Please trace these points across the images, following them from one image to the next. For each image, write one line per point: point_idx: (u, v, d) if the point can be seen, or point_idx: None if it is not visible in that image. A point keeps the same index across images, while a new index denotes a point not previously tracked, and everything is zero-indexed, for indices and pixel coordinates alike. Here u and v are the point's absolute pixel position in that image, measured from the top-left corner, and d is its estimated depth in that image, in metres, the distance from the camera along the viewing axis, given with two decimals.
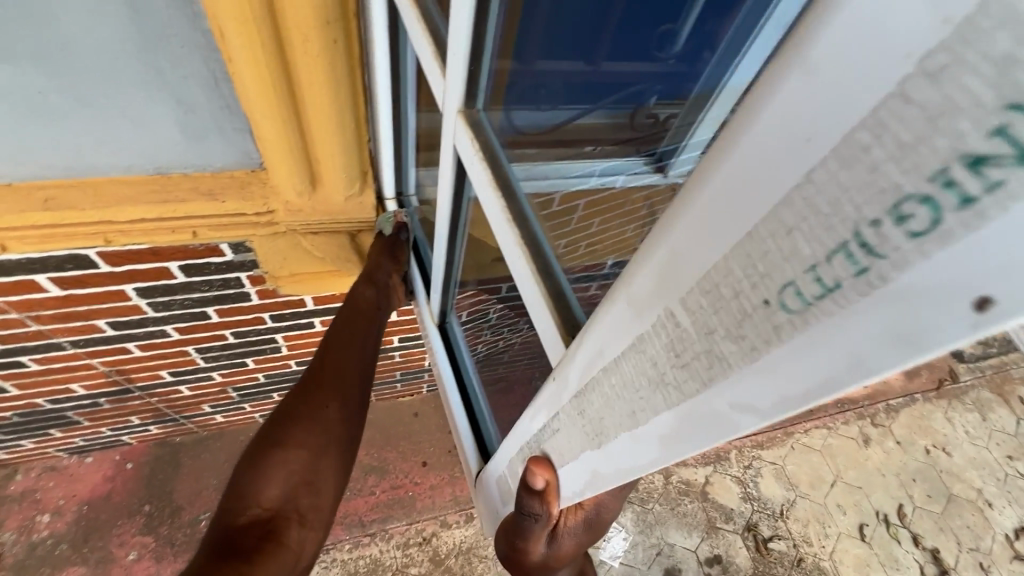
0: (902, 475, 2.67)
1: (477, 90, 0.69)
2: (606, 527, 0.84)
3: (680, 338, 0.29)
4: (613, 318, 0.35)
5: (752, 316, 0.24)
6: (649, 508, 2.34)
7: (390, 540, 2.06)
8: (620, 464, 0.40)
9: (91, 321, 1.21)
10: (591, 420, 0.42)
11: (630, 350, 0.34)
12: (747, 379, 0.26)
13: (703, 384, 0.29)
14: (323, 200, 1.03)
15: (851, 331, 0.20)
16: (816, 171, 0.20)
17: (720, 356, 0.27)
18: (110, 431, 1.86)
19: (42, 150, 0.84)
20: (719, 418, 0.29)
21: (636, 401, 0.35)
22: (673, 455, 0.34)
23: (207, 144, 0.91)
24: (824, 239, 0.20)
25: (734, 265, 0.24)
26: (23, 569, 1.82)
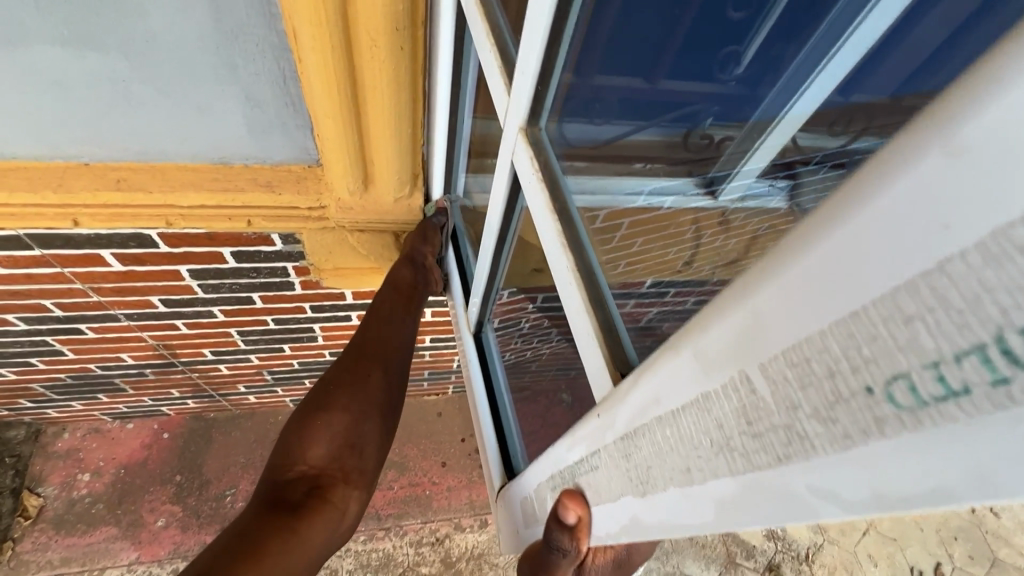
0: (942, 531, 2.52)
1: (542, 109, 0.70)
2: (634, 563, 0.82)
3: (753, 406, 0.27)
4: (674, 369, 0.33)
5: (850, 401, 0.22)
6: (667, 535, 2.28)
7: (404, 537, 2.07)
8: (667, 516, 0.38)
9: (145, 296, 1.27)
10: (637, 465, 0.40)
11: (690, 405, 0.32)
12: (834, 466, 0.23)
13: (778, 459, 0.26)
14: (373, 199, 1.07)
15: (978, 443, 0.17)
16: (951, 262, 0.17)
17: (802, 434, 0.24)
18: (152, 400, 1.94)
19: (120, 134, 0.88)
20: (796, 498, 0.26)
21: (693, 458, 0.33)
22: (733, 522, 0.32)
23: (269, 139, 0.94)
24: (953, 337, 0.17)
25: (830, 344, 0.22)
26: (61, 523, 1.92)
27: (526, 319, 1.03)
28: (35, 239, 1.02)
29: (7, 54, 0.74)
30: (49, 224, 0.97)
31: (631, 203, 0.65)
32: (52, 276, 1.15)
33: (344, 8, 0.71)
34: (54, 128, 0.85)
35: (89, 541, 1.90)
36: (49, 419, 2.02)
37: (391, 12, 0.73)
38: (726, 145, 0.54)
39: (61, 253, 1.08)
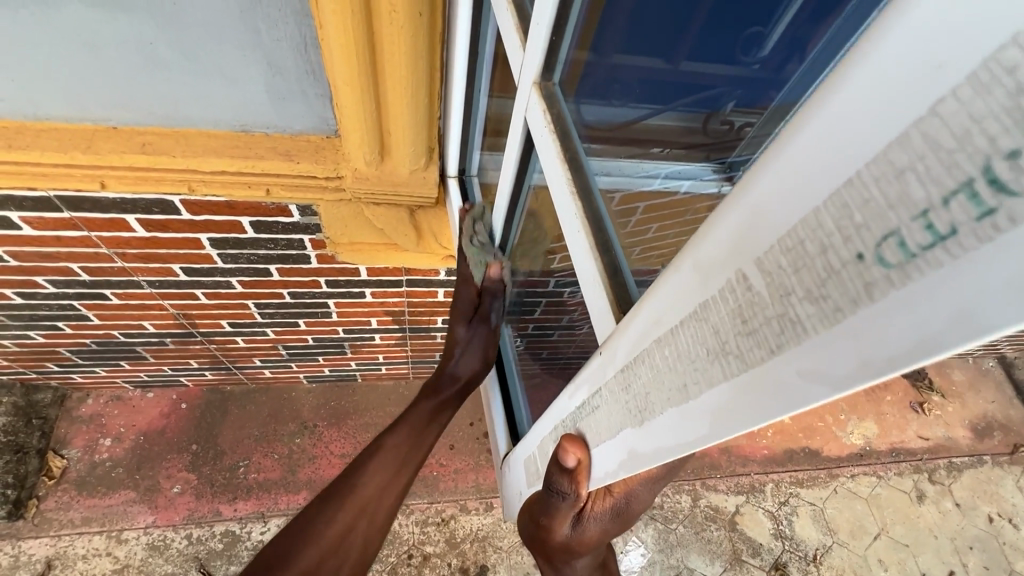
0: (957, 540, 2.46)
1: (556, 64, 0.70)
2: (634, 519, 0.82)
3: (750, 302, 0.28)
4: (675, 286, 0.34)
5: (841, 273, 0.22)
6: (672, 528, 2.27)
7: (410, 515, 2.10)
8: (661, 442, 0.39)
9: (167, 264, 1.31)
10: (636, 395, 0.41)
11: (689, 318, 0.33)
12: (823, 344, 0.24)
13: (770, 351, 0.27)
14: (389, 171, 1.06)
15: (959, 284, 0.18)
16: (942, 103, 0.17)
17: (793, 319, 0.25)
18: (171, 370, 2.00)
19: (146, 98, 0.91)
20: (785, 389, 0.26)
21: (689, 373, 0.34)
22: (723, 432, 0.32)
23: (290, 107, 0.96)
24: (943, 180, 0.18)
25: (825, 218, 0.22)
26: (82, 484, 2.00)
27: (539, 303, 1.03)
28: (64, 201, 1.06)
29: (42, 13, 0.76)
30: (78, 186, 1.01)
31: (646, 187, 0.63)
32: (80, 240, 1.19)
33: None
34: (84, 89, 0.88)
35: (109, 503, 1.97)
36: (74, 384, 2.09)
37: None
38: (744, 133, 0.52)
39: (88, 216, 1.11)
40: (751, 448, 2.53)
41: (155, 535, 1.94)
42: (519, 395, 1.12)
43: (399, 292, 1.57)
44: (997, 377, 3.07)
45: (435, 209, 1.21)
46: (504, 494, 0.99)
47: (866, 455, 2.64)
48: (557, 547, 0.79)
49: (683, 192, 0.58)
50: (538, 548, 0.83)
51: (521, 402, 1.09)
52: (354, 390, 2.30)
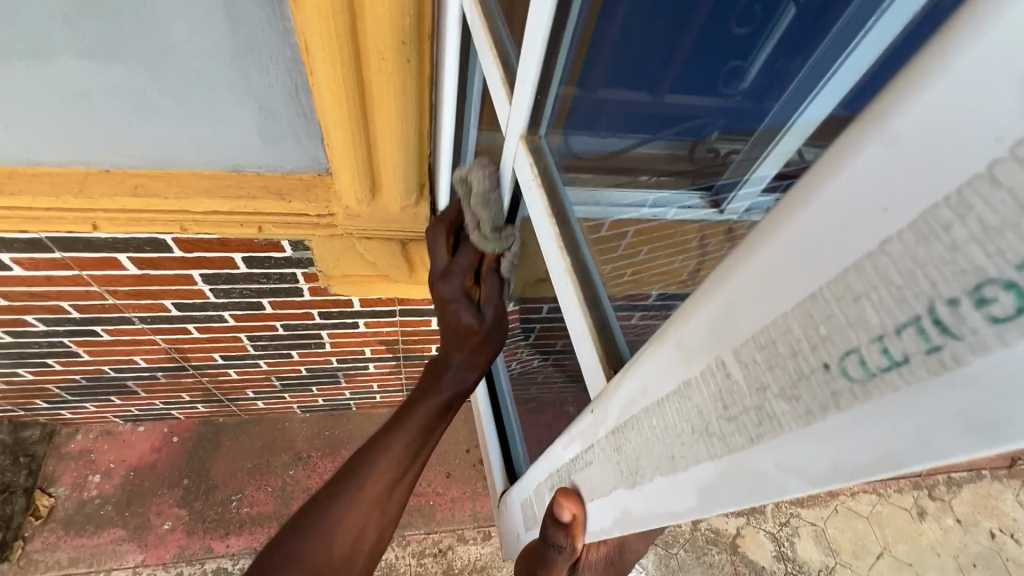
0: (960, 557, 2.44)
1: (541, 117, 0.72)
2: (626, 567, 0.81)
3: (729, 390, 0.28)
4: (659, 360, 0.35)
5: (810, 377, 0.23)
6: (673, 553, 2.25)
7: (407, 547, 2.07)
8: (654, 506, 0.39)
9: (159, 300, 1.31)
10: (627, 456, 0.41)
11: (673, 393, 0.34)
12: (799, 441, 0.24)
13: (750, 439, 0.27)
14: (381, 208, 1.07)
15: (917, 408, 0.19)
16: (890, 243, 0.19)
17: (770, 413, 0.26)
18: (163, 403, 1.97)
19: (139, 142, 0.92)
20: (766, 477, 0.27)
21: (677, 445, 0.34)
22: (711, 506, 0.32)
23: (282, 148, 0.97)
24: (894, 311, 0.19)
25: (791, 324, 0.23)
26: (70, 523, 1.95)
27: (531, 332, 1.03)
28: (55, 242, 1.06)
29: (36, 65, 0.78)
30: (69, 228, 1.01)
31: (634, 212, 0.65)
32: (71, 279, 1.19)
33: (354, 23, 0.74)
34: (77, 135, 0.89)
35: (98, 542, 1.92)
36: (63, 420, 2.05)
37: (400, 25, 0.75)
38: (732, 158, 0.52)
39: (79, 256, 1.11)
40: None
41: None
42: (513, 431, 1.12)
43: (393, 321, 1.57)
44: None
45: None
46: (501, 535, 0.98)
47: None
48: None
49: (671, 217, 0.59)
50: None
51: (516, 439, 1.09)
52: (349, 419, 2.28)
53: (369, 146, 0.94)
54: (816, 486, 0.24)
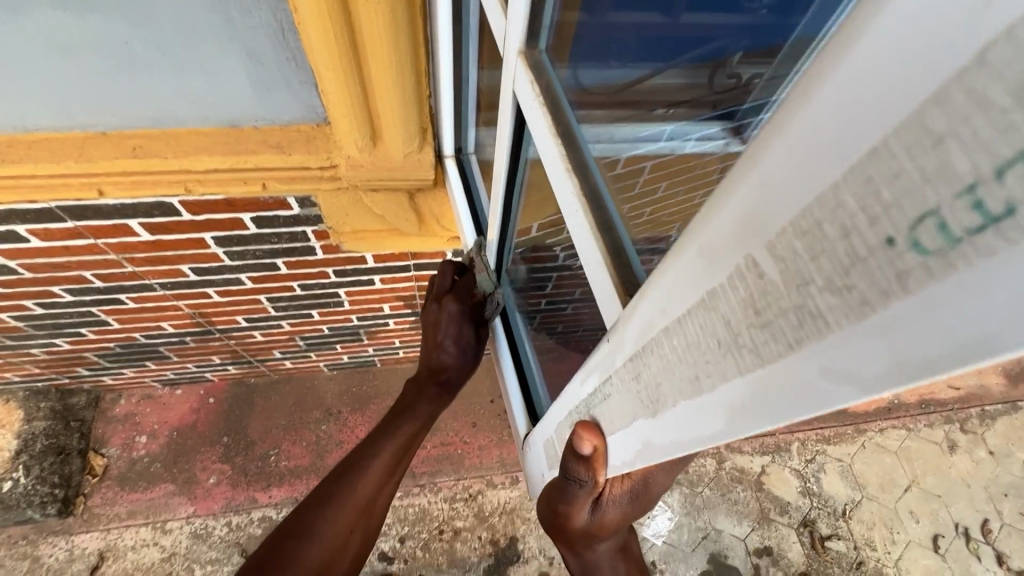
0: (991, 488, 2.45)
1: (541, 28, 0.65)
2: (653, 501, 0.80)
3: (766, 292, 0.27)
4: (683, 271, 0.34)
5: (870, 257, 0.22)
6: (698, 491, 2.29)
7: (438, 492, 2.16)
8: (676, 437, 0.40)
9: (175, 265, 1.32)
10: (646, 387, 0.42)
11: (700, 304, 0.33)
12: (855, 338, 0.23)
13: (790, 343, 0.27)
14: (384, 156, 1.03)
15: (1008, 281, 0.17)
16: (994, 49, 0.15)
17: (816, 311, 0.25)
18: (196, 366, 2.04)
19: (131, 100, 0.89)
20: (808, 383, 0.27)
21: (700, 366, 0.35)
22: (743, 428, 0.33)
23: (276, 98, 0.93)
24: (992, 152, 0.16)
25: (845, 199, 0.22)
26: (124, 480, 2.08)
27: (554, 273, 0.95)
28: (66, 210, 1.06)
29: (14, 21, 0.74)
30: (76, 195, 1.00)
31: (650, 146, 0.60)
32: (87, 248, 1.20)
33: None
34: (68, 96, 0.87)
35: (151, 496, 2.06)
36: (106, 386, 2.15)
37: None
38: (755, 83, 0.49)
39: (92, 224, 1.12)
40: None
41: (197, 524, 2.03)
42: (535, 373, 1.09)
43: (409, 276, 1.56)
44: None
45: (434, 190, 1.17)
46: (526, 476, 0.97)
47: (894, 408, 2.60)
48: (581, 536, 0.80)
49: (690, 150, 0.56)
50: (558, 535, 0.82)
51: (539, 376, 1.07)
52: (375, 375, 2.34)
53: (364, 87, 0.89)
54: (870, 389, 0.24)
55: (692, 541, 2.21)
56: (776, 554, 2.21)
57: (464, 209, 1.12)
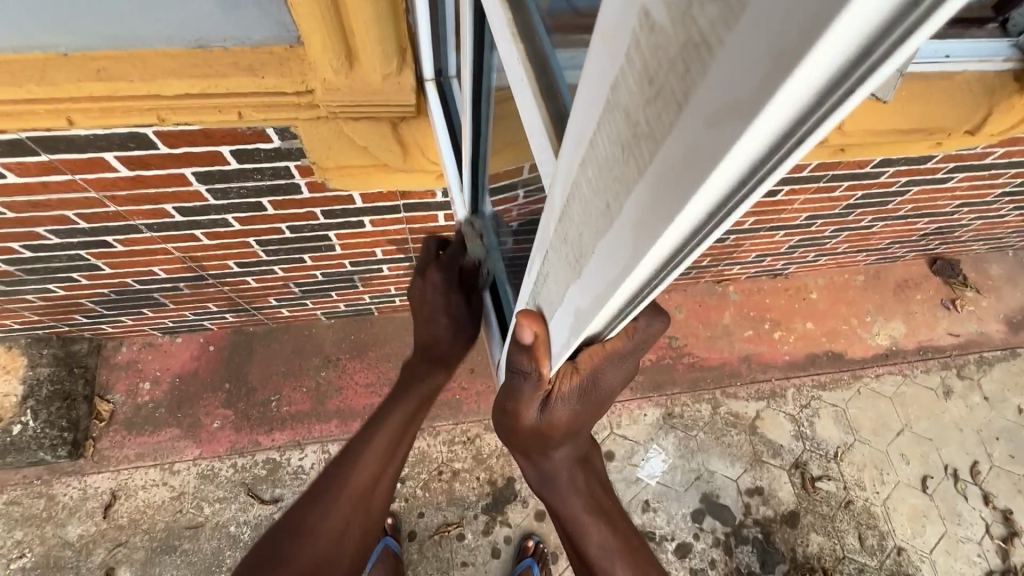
0: (983, 432, 2.49)
1: None
2: (607, 401, 0.78)
3: (657, 49, 0.26)
4: (594, 72, 0.33)
5: None
6: (693, 435, 2.33)
7: (437, 436, 2.21)
8: (602, 280, 0.44)
9: (159, 205, 1.29)
10: (574, 243, 0.46)
11: (608, 102, 0.32)
12: (721, 69, 0.23)
13: (678, 105, 0.26)
14: (362, 79, 0.98)
15: None
16: None
17: (696, 47, 0.24)
18: (193, 314, 2.05)
19: (88, 16, 0.84)
20: (692, 153, 0.27)
21: (613, 187, 0.36)
22: (651, 233, 0.34)
23: (242, 13, 0.88)
24: None
25: None
26: (131, 424, 2.14)
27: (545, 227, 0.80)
28: (38, 142, 1.03)
29: None
30: (45, 124, 0.97)
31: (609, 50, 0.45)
32: (66, 185, 1.17)
33: None
34: (21, 12, 0.82)
35: (158, 439, 2.12)
36: (106, 334, 2.17)
37: None
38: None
39: (67, 158, 1.08)
40: (772, 355, 2.52)
41: (204, 465, 2.10)
42: (507, 298, 1.12)
43: (398, 218, 1.53)
44: None
45: (417, 119, 1.12)
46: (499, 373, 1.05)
47: (891, 355, 2.61)
48: (536, 438, 0.82)
49: None
50: (513, 438, 0.85)
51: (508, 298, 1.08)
52: (372, 323, 2.35)
53: None
54: (738, 129, 0.23)
55: (685, 481, 2.26)
56: (767, 494, 2.27)
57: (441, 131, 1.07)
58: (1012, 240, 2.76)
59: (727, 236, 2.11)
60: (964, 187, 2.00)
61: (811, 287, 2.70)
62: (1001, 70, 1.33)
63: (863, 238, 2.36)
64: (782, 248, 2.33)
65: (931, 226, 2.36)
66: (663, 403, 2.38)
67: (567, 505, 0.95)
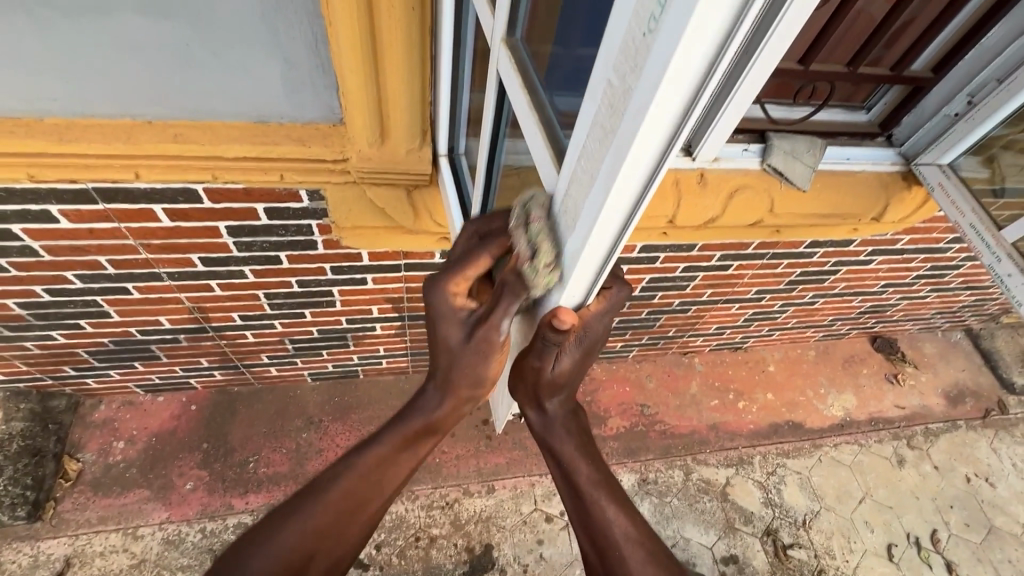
0: (938, 500, 2.62)
1: (518, 21, 0.86)
2: (599, 347, 0.90)
3: (613, 90, 0.49)
4: (585, 110, 0.56)
5: (639, 41, 0.43)
6: (667, 501, 2.39)
7: (415, 500, 2.20)
8: (579, 245, 0.64)
9: (186, 254, 1.44)
10: (565, 227, 0.67)
11: (589, 123, 0.55)
12: (634, 96, 0.45)
13: (619, 118, 0.48)
14: (390, 152, 1.21)
15: (667, 26, 0.39)
16: None
17: (626, 88, 0.46)
18: (182, 370, 2.10)
19: (179, 95, 1.06)
20: (621, 144, 0.48)
21: (584, 177, 0.57)
22: (604, 202, 0.55)
23: (302, 97, 1.12)
24: None
25: (634, 17, 0.44)
26: (97, 486, 2.07)
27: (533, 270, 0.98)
28: (100, 193, 1.19)
29: (98, 20, 0.92)
30: (115, 177, 1.15)
31: None
32: (109, 231, 1.32)
33: None
34: (127, 88, 1.03)
35: (124, 502, 2.05)
36: (88, 390, 2.17)
37: None
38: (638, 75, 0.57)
39: (120, 207, 1.25)
40: (737, 423, 2.66)
41: (170, 530, 2.03)
42: None
43: (398, 277, 1.70)
44: (966, 348, 3.23)
45: (430, 188, 1.34)
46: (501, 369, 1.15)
47: (846, 425, 2.78)
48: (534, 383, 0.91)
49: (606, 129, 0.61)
50: (518, 387, 0.96)
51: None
52: (356, 386, 2.42)
53: (379, 87, 1.09)
54: (643, 126, 0.45)
55: None
56: (742, 562, 2.30)
57: (453, 200, 1.26)
58: (938, 322, 3.09)
59: (688, 306, 2.35)
60: (884, 269, 2.33)
61: (768, 360, 2.92)
62: (891, 171, 1.67)
63: (809, 313, 2.64)
64: (738, 321, 2.57)
65: (865, 304, 2.66)
66: (637, 469, 2.45)
67: (558, 442, 0.97)
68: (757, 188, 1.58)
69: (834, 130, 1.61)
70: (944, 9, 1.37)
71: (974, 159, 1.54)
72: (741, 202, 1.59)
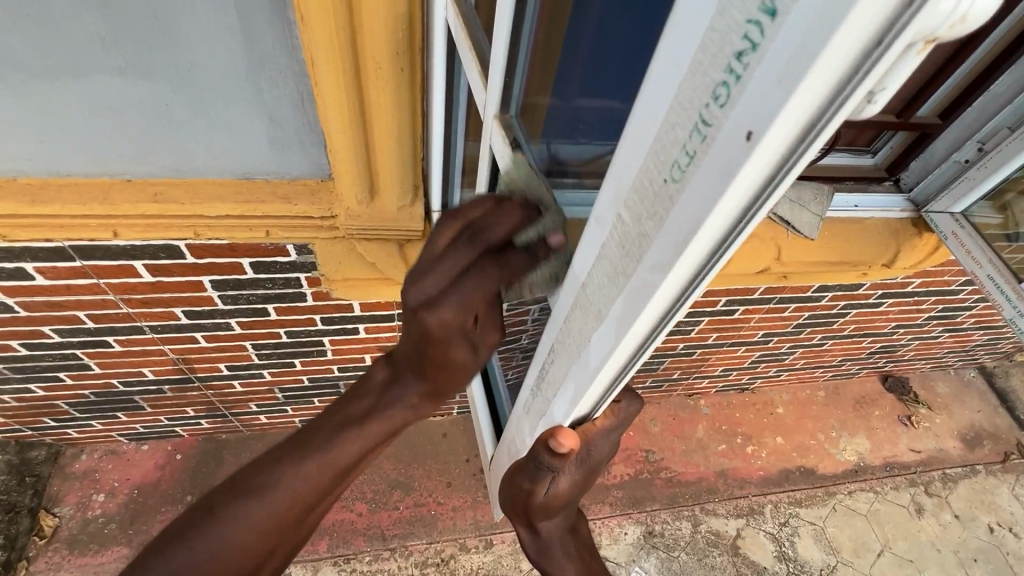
0: (961, 553, 2.49)
1: (511, 97, 0.81)
2: (604, 467, 0.84)
3: (627, 227, 0.46)
4: (591, 236, 0.53)
5: (661, 188, 0.40)
6: (674, 556, 2.27)
7: (409, 557, 2.08)
8: (593, 365, 0.59)
9: (169, 308, 1.38)
10: (573, 342, 0.63)
11: (600, 251, 0.52)
12: (658, 240, 0.42)
13: (639, 258, 0.45)
14: (380, 210, 1.17)
15: (696, 182, 0.36)
16: (686, 79, 0.35)
17: (647, 231, 0.43)
18: (168, 419, 2.02)
19: (160, 153, 1.03)
20: (645, 284, 0.45)
21: (599, 302, 0.54)
22: (625, 332, 0.51)
23: (288, 155, 1.08)
24: (688, 121, 0.36)
25: (649, 163, 0.41)
26: (74, 543, 1.96)
27: (526, 337, 0.95)
28: (77, 250, 1.14)
29: (73, 82, 0.88)
30: (92, 235, 1.10)
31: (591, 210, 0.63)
32: (88, 288, 1.26)
33: (354, 35, 0.87)
34: (107, 147, 1.00)
35: (100, 561, 1.93)
36: (69, 440, 2.08)
37: (393, 39, 0.89)
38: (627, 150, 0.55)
39: (98, 264, 1.19)
40: (747, 470, 2.55)
41: None
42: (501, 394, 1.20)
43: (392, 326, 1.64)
44: (981, 387, 3.13)
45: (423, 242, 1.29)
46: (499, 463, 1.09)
47: (861, 471, 2.67)
48: (530, 505, 0.86)
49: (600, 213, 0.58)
50: (517, 502, 0.91)
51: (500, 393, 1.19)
52: None
53: (367, 148, 1.06)
54: (671, 270, 0.42)
55: None
56: None
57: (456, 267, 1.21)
58: (951, 360, 2.99)
59: (693, 349, 2.27)
60: (895, 310, 2.26)
61: (777, 402, 2.82)
62: (901, 218, 1.62)
63: (818, 354, 2.55)
64: (745, 363, 2.49)
65: (876, 344, 2.58)
66: (643, 520, 2.34)
67: (557, 566, 0.91)
68: (763, 237, 1.54)
69: (841, 175, 1.57)
70: (949, 56, 1.33)
71: (988, 204, 1.48)
72: (746, 250, 1.54)
